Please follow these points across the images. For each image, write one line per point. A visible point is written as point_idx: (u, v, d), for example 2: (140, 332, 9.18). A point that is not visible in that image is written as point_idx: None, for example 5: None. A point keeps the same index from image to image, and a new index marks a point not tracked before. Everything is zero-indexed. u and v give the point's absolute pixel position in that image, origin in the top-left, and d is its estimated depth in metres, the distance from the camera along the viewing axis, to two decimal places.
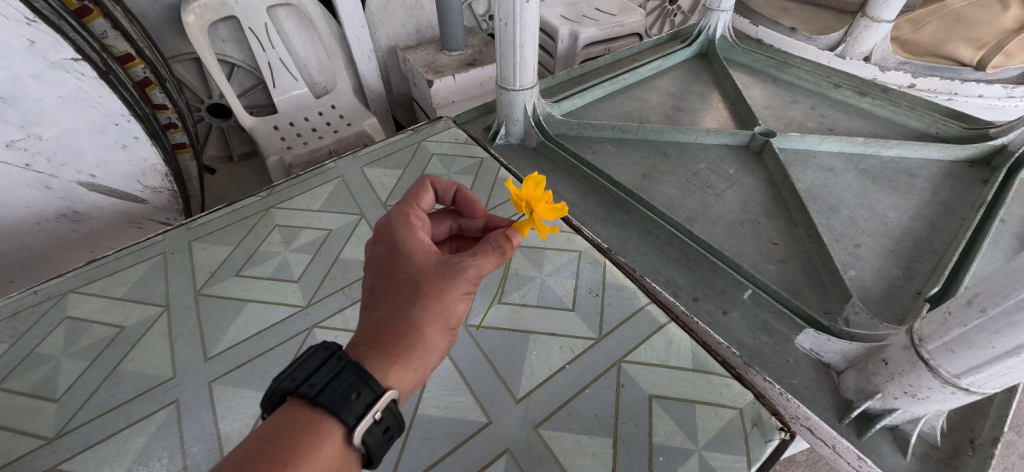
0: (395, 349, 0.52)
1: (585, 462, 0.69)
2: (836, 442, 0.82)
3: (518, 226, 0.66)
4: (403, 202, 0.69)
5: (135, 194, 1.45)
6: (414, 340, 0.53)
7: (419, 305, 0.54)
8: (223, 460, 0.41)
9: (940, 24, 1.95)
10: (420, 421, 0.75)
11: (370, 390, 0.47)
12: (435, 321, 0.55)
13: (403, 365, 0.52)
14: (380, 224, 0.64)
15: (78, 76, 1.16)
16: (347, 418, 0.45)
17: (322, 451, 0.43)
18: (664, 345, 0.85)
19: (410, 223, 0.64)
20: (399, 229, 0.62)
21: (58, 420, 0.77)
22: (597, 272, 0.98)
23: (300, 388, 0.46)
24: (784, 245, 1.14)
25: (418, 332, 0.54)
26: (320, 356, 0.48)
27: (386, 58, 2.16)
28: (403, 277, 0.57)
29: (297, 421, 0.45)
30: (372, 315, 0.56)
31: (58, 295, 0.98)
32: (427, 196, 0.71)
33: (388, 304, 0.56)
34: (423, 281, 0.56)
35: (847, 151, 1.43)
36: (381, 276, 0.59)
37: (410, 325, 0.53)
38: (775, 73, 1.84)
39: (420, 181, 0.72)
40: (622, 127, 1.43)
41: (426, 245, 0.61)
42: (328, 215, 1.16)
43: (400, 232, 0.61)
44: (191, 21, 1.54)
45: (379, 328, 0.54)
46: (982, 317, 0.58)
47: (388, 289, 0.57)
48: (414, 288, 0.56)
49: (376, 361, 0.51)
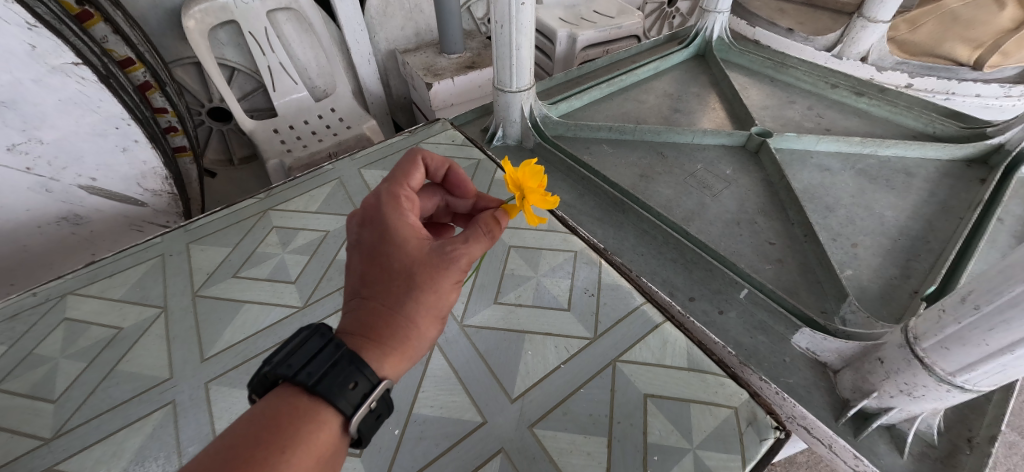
0: (391, 341, 0.52)
1: (579, 462, 0.69)
2: (832, 441, 0.82)
3: (507, 209, 0.66)
4: (391, 180, 0.65)
5: (136, 198, 1.46)
6: (409, 331, 0.53)
7: (414, 296, 0.54)
8: (219, 446, 0.41)
9: (936, 24, 1.97)
10: (415, 420, 0.75)
11: (366, 379, 0.48)
12: (428, 313, 0.55)
13: (399, 356, 0.52)
14: (369, 205, 0.62)
15: (79, 80, 1.17)
16: (345, 407, 0.46)
17: (321, 439, 0.44)
18: (659, 345, 0.84)
19: (401, 206, 0.62)
20: (388, 213, 0.60)
21: (55, 421, 0.78)
22: (593, 272, 0.98)
23: (298, 375, 0.45)
24: (781, 245, 1.14)
25: (413, 323, 0.54)
26: (318, 343, 0.48)
27: (385, 61, 2.17)
28: (396, 265, 0.56)
29: (293, 407, 0.44)
30: (365, 303, 0.55)
31: (57, 296, 0.99)
32: (417, 174, 0.68)
33: (383, 293, 0.55)
34: (417, 271, 0.55)
35: (843, 150, 1.43)
36: (372, 263, 0.57)
37: (405, 318, 0.53)
38: (772, 74, 1.84)
39: (408, 156, 0.70)
40: (618, 128, 1.44)
41: (418, 230, 0.60)
42: (325, 217, 1.16)
43: (390, 216, 0.59)
44: (191, 25, 1.55)
45: (372, 318, 0.54)
46: (976, 315, 0.58)
47: (380, 277, 0.56)
48: (408, 277, 0.55)
49: (373, 352, 0.51)
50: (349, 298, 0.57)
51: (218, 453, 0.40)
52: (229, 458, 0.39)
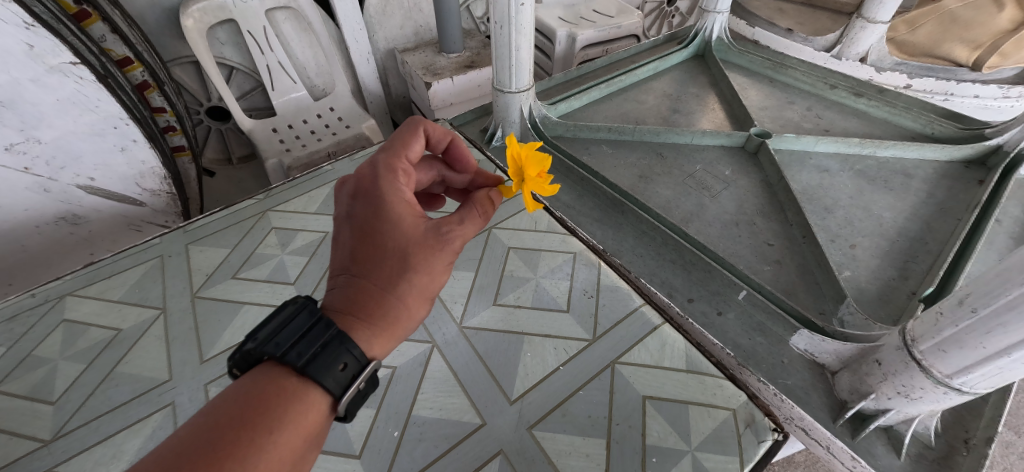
0: (382, 321, 0.52)
1: (578, 463, 0.70)
2: (830, 442, 0.83)
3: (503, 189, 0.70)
4: (389, 151, 0.65)
5: (134, 197, 1.45)
6: (401, 310, 0.54)
7: (407, 277, 0.54)
8: (204, 426, 0.40)
9: (935, 25, 1.98)
10: (415, 421, 0.75)
11: (355, 361, 0.48)
12: (420, 294, 0.56)
13: (389, 335, 0.53)
14: (365, 176, 0.61)
15: (77, 80, 1.16)
16: (334, 388, 0.46)
17: (308, 420, 0.44)
18: (658, 346, 0.85)
19: (397, 180, 0.61)
20: (385, 186, 0.60)
21: (54, 423, 0.78)
22: (592, 273, 0.98)
23: (287, 355, 0.45)
24: (779, 246, 1.14)
25: (404, 304, 0.54)
26: (307, 320, 0.48)
27: (384, 60, 2.17)
28: (390, 244, 0.56)
29: (280, 389, 0.44)
30: (355, 280, 0.54)
31: (56, 297, 0.99)
32: (416, 145, 0.69)
33: (375, 271, 0.55)
34: (412, 250, 0.56)
35: (842, 151, 1.44)
36: (364, 238, 0.56)
37: (399, 296, 0.54)
38: (771, 74, 1.85)
39: (409, 127, 0.69)
40: (617, 128, 1.44)
41: (412, 207, 0.60)
42: (324, 218, 1.16)
43: (387, 189, 0.59)
44: (190, 25, 1.55)
45: (363, 297, 0.53)
46: (973, 318, 0.58)
47: (373, 253, 0.55)
48: (403, 257, 0.55)
49: (363, 332, 0.51)
50: (338, 273, 0.56)
51: (203, 428, 0.40)
52: (214, 439, 0.39)
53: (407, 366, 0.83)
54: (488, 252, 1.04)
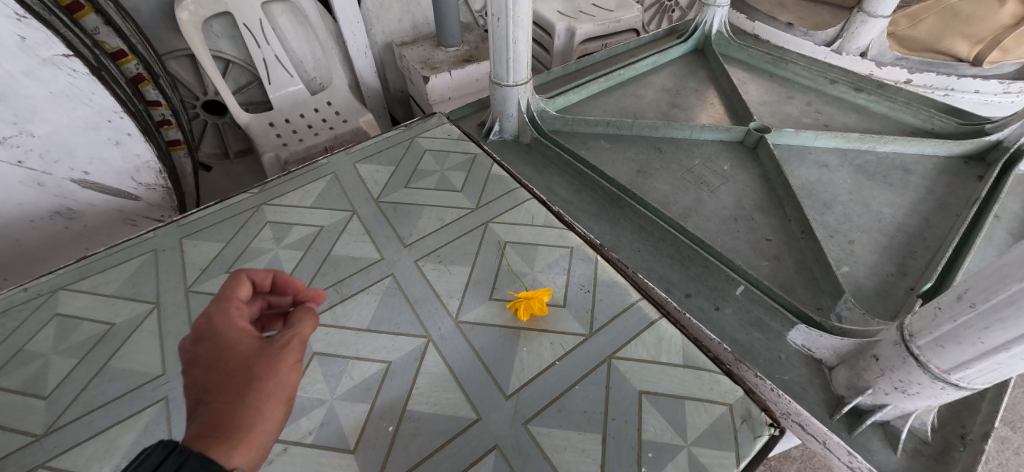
0: (237, 432, 0.43)
1: (574, 458, 0.69)
2: (827, 437, 0.82)
3: None
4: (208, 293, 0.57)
5: (129, 192, 1.44)
6: (256, 418, 0.45)
7: (254, 384, 0.47)
8: None
9: (936, 20, 1.93)
10: (410, 416, 0.75)
11: None
12: (276, 397, 0.48)
13: (251, 446, 0.44)
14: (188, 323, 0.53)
15: (70, 73, 1.15)
16: None
17: None
18: (655, 341, 0.84)
19: (228, 310, 0.54)
20: (219, 326, 0.52)
21: (47, 418, 0.77)
22: (589, 268, 0.97)
23: None
24: (778, 241, 1.13)
25: (260, 412, 0.46)
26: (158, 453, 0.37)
27: (381, 54, 2.15)
28: (229, 364, 0.49)
29: None
30: (203, 409, 0.46)
31: (48, 292, 0.98)
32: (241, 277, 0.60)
33: (222, 392, 0.46)
34: (252, 362, 0.49)
35: (841, 146, 1.43)
36: (202, 370, 0.49)
37: (258, 400, 0.45)
38: (771, 69, 1.84)
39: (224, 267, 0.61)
40: (616, 123, 1.43)
41: (247, 326, 0.54)
42: (320, 212, 1.14)
43: (217, 321, 0.52)
44: (185, 17, 1.54)
45: (215, 420, 0.44)
46: (972, 313, 0.58)
47: (216, 379, 0.48)
48: (244, 369, 0.48)
49: (217, 451, 0.41)
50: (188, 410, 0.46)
51: None
52: None
53: (402, 361, 0.83)
54: (484, 247, 1.03)
